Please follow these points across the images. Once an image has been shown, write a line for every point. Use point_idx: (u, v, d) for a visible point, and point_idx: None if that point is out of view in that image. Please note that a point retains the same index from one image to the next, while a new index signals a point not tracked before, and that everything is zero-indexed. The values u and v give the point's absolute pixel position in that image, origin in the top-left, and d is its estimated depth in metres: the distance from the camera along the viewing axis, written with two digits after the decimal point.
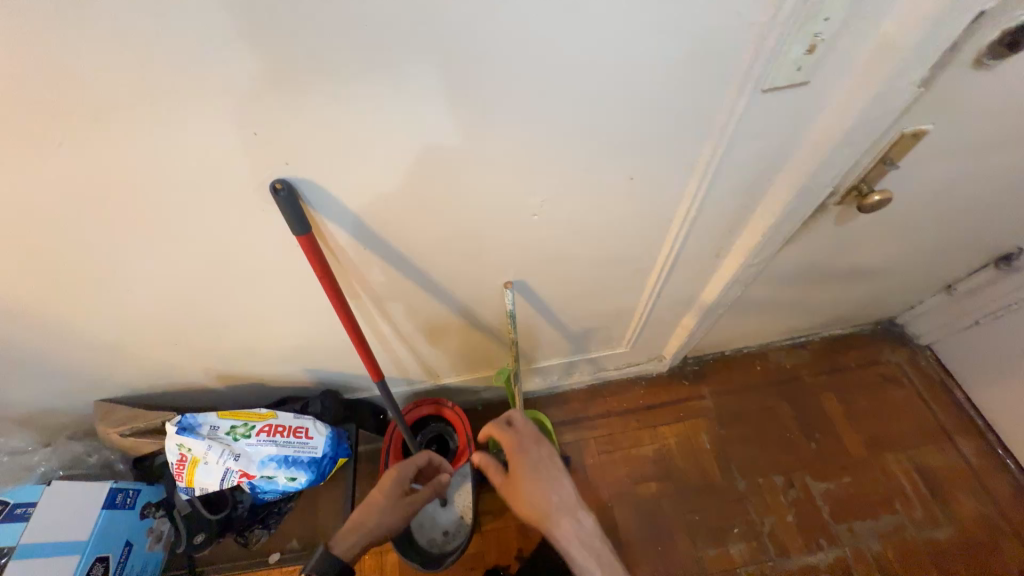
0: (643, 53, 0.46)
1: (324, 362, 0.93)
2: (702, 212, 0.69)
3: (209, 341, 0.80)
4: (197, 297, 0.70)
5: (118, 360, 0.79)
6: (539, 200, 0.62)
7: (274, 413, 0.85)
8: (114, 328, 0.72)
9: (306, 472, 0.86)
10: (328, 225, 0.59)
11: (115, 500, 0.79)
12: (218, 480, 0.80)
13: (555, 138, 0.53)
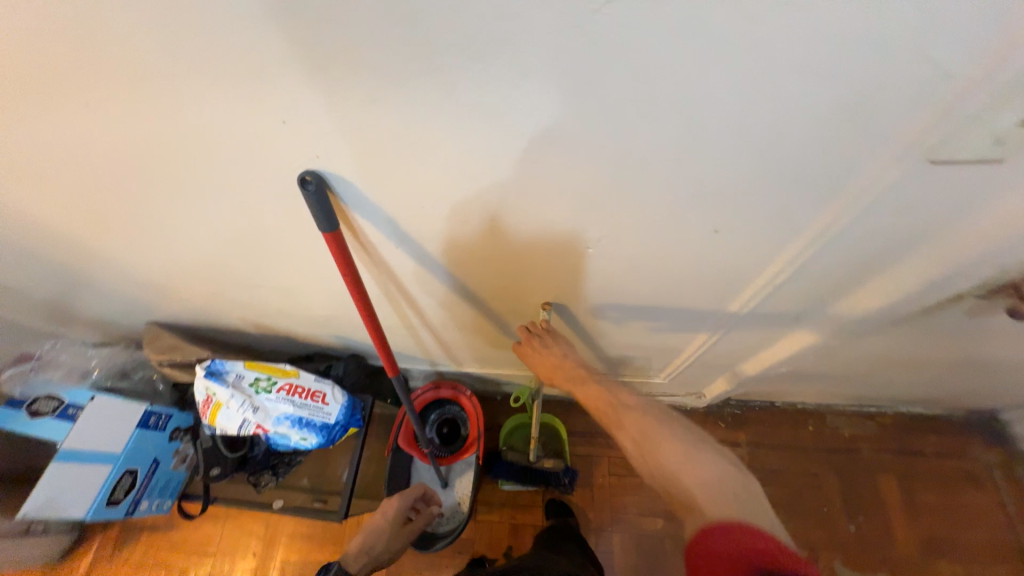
0: (785, 95, 0.35)
1: (352, 333, 0.93)
2: (790, 273, 0.57)
3: (246, 296, 0.82)
4: (237, 258, 0.70)
5: (166, 295, 0.83)
6: (598, 234, 0.55)
7: (297, 373, 0.87)
8: (163, 270, 0.75)
9: (317, 435, 0.88)
10: (363, 215, 0.54)
11: (148, 421, 0.84)
12: (237, 427, 0.83)
13: (631, 169, 0.44)
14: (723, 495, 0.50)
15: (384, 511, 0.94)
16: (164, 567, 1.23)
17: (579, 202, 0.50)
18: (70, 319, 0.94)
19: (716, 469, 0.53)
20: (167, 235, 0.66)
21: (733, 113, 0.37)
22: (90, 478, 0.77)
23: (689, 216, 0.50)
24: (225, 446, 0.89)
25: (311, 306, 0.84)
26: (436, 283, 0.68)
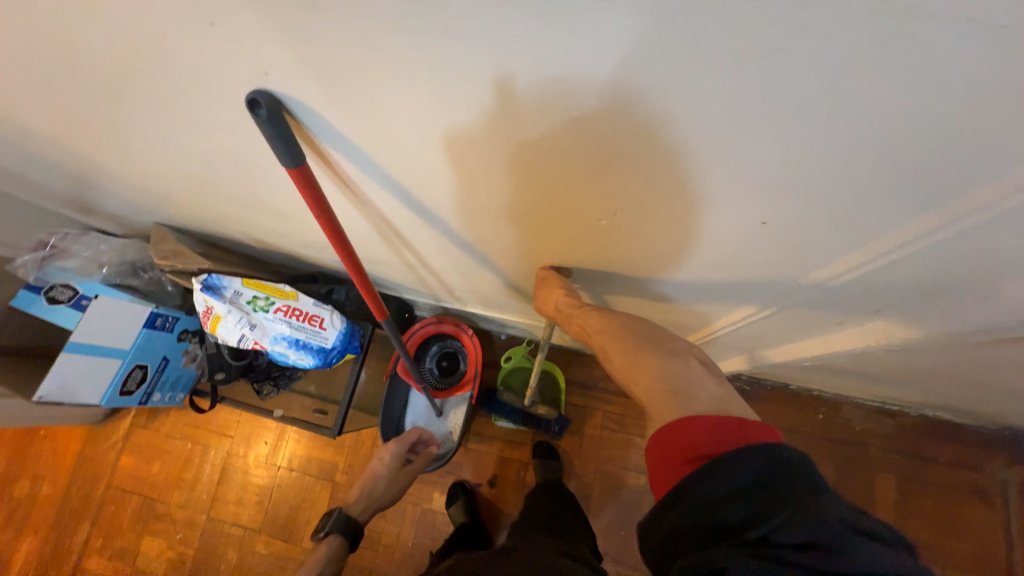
0: (912, 56, 0.27)
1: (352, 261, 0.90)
2: (826, 259, 0.52)
3: (242, 212, 0.78)
4: (223, 172, 0.65)
5: (164, 199, 0.81)
6: (614, 208, 0.52)
7: (296, 296, 0.86)
8: (154, 174, 0.71)
9: (313, 357, 0.90)
10: (335, 151, 0.49)
11: (155, 322, 0.87)
12: (235, 340, 0.85)
13: (665, 128, 0.38)
14: (663, 392, 0.50)
15: (383, 456, 1.02)
16: (190, 442, 1.38)
17: (600, 158, 0.43)
18: (81, 209, 0.94)
19: (668, 369, 0.51)
20: (145, 139, 0.60)
21: (801, 69, 0.30)
22: (99, 368, 0.81)
23: (724, 187, 0.44)
24: (229, 354, 0.92)
25: (307, 230, 0.79)
26: (434, 223, 0.63)
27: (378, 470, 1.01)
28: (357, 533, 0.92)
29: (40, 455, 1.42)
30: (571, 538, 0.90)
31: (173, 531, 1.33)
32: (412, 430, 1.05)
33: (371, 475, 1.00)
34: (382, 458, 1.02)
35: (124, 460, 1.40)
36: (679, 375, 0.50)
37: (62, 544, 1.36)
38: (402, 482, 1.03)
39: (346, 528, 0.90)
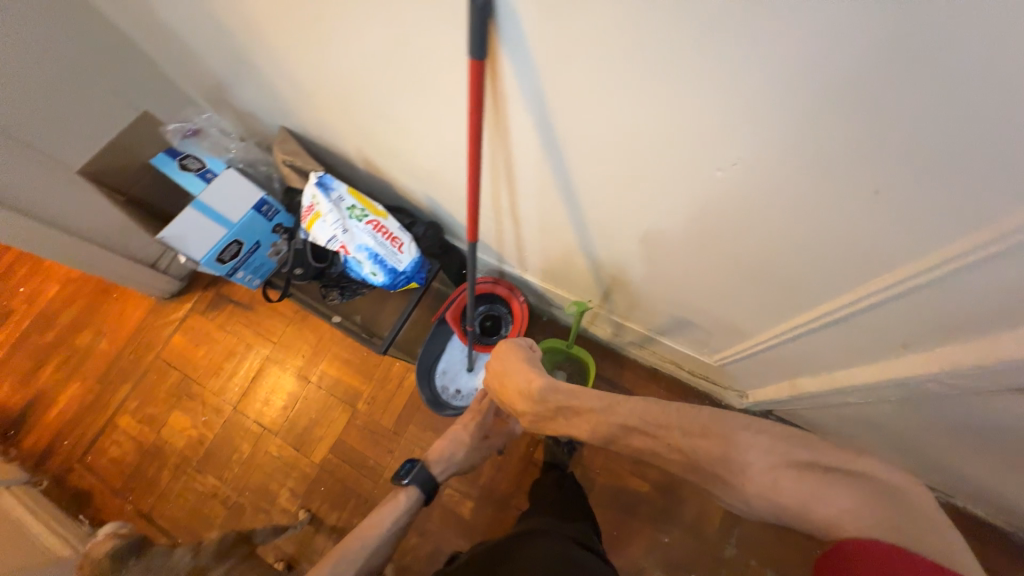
0: None
1: (440, 198, 0.99)
2: (888, 271, 0.55)
3: (365, 127, 0.89)
4: (369, 85, 0.75)
5: (302, 102, 0.93)
6: (735, 157, 0.52)
7: (386, 216, 0.95)
8: (309, 76, 0.82)
9: (384, 274, 0.97)
10: (504, 69, 0.54)
11: (261, 208, 0.98)
12: (326, 239, 0.94)
13: (790, 93, 0.43)
14: (879, 518, 0.48)
15: (466, 426, 1.09)
16: (237, 336, 1.49)
17: (737, 116, 0.47)
18: (227, 100, 1.09)
19: (860, 493, 0.50)
20: (320, 40, 0.71)
21: (956, 43, 0.33)
22: (209, 232, 0.92)
23: (833, 168, 0.47)
24: (312, 254, 1.01)
25: (416, 156, 0.89)
26: (546, 167, 0.68)
27: (460, 437, 1.08)
28: (433, 489, 1.02)
29: (108, 313, 1.57)
30: (581, 525, 0.97)
31: (200, 413, 1.42)
32: (489, 404, 1.08)
33: (450, 441, 1.07)
34: (466, 425, 1.09)
35: (176, 338, 1.52)
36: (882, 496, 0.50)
37: (104, 397, 1.49)
38: (476, 450, 1.11)
39: (422, 484, 1.00)
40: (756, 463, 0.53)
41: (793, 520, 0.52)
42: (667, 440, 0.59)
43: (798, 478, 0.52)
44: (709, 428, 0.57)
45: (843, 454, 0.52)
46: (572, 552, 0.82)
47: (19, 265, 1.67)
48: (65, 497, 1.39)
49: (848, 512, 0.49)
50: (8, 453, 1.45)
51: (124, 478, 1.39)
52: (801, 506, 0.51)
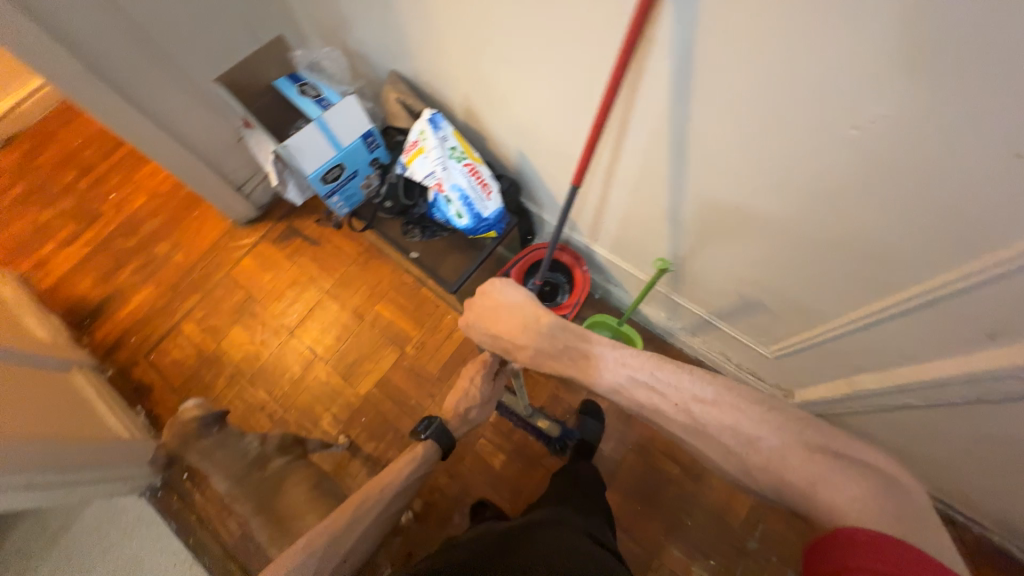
0: None
1: (533, 154, 1.05)
2: (998, 253, 0.56)
3: (480, 76, 0.96)
4: (499, 31, 0.81)
5: (423, 46, 1.00)
6: (874, 113, 0.53)
7: (481, 162, 1.02)
8: (439, 18, 0.89)
9: (468, 217, 1.03)
10: (660, 17, 0.59)
11: (367, 139, 1.05)
12: (424, 174, 1.00)
13: (956, 50, 0.44)
14: (884, 512, 0.44)
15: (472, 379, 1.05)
16: (302, 268, 1.57)
17: (884, 71, 0.49)
18: (345, 40, 1.17)
19: (870, 486, 0.45)
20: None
21: None
22: (320, 151, 1.00)
23: (984, 130, 0.48)
24: (403, 190, 1.09)
25: (523, 109, 0.95)
26: (664, 123, 0.72)
27: (470, 392, 1.04)
28: (452, 441, 1.00)
29: (188, 228, 1.68)
30: (598, 521, 0.96)
31: (259, 331, 1.51)
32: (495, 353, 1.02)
33: (461, 399, 1.04)
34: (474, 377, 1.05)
35: (246, 260, 1.62)
36: (892, 497, 0.45)
37: (174, 303, 1.59)
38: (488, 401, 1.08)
39: (444, 439, 0.99)
40: (766, 436, 0.49)
41: (793, 499, 0.47)
42: (671, 399, 0.56)
43: (807, 456, 0.47)
44: (719, 392, 0.54)
45: (851, 443, 0.49)
46: (587, 547, 0.82)
47: (116, 175, 1.82)
48: (128, 387, 1.49)
49: (855, 499, 0.44)
50: (82, 340, 1.57)
51: (182, 379, 1.48)
52: (803, 484, 0.46)
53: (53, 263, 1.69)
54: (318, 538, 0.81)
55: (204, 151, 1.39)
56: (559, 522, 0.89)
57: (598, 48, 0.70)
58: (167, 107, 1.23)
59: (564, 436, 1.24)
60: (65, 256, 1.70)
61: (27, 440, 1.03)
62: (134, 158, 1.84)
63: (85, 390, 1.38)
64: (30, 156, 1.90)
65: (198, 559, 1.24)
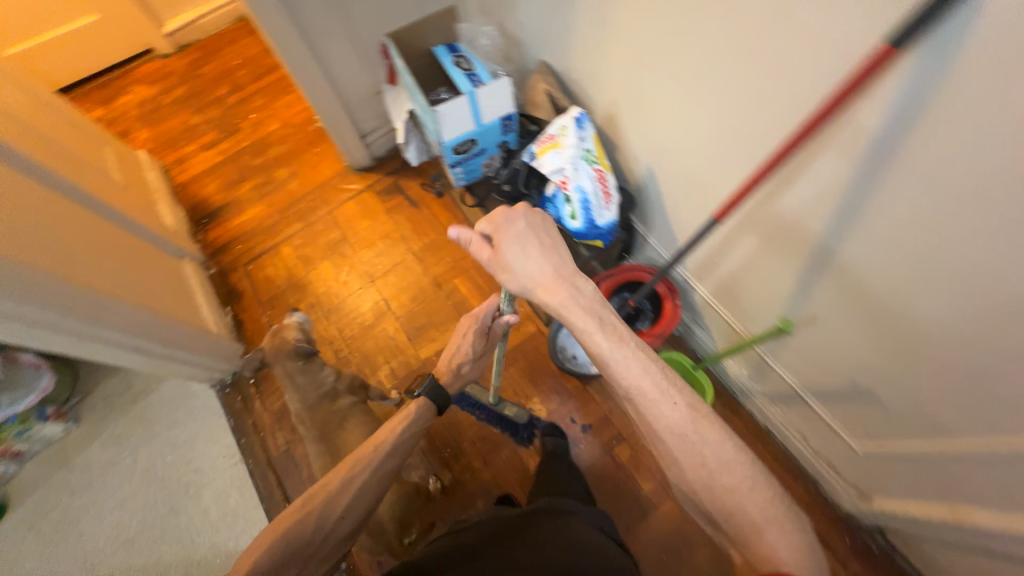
0: None
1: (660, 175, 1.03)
2: None
3: (633, 90, 0.95)
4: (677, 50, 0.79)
5: (587, 45, 1.00)
6: None
7: (610, 171, 1.02)
8: (612, 22, 0.89)
9: (582, 221, 1.02)
10: (893, 77, 0.55)
11: (505, 121, 1.07)
12: (552, 168, 1.00)
13: None
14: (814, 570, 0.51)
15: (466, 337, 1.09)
16: (396, 225, 1.65)
17: None
18: (507, 25, 1.20)
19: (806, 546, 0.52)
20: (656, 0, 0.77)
21: None
22: (462, 124, 1.03)
23: None
24: (523, 179, 1.10)
25: (668, 132, 0.92)
26: (842, 182, 0.67)
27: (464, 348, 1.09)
28: (445, 399, 1.06)
29: (307, 161, 1.82)
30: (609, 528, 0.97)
31: (343, 271, 1.60)
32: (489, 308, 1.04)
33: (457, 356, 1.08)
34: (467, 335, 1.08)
35: (350, 203, 1.72)
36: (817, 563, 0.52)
37: (278, 225, 1.73)
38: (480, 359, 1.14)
39: (437, 397, 1.04)
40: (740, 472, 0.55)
41: (741, 529, 0.53)
42: (673, 406, 0.58)
43: (769, 499, 0.54)
44: (712, 420, 0.59)
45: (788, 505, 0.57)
46: (588, 544, 0.80)
47: (260, 98, 2.00)
48: (222, 288, 1.62)
49: (792, 549, 0.51)
50: (197, 235, 1.73)
51: (269, 294, 1.59)
52: (761, 518, 0.52)
53: (191, 162, 1.89)
54: (318, 494, 0.84)
55: (345, 96, 1.50)
56: (572, 515, 0.91)
57: (790, 92, 0.65)
58: (327, 51, 1.35)
59: (530, 422, 1.28)
60: (202, 158, 1.89)
61: (130, 305, 1.14)
62: (280, 87, 2.01)
63: (189, 278, 1.52)
64: (196, 65, 2.14)
65: (242, 460, 1.33)
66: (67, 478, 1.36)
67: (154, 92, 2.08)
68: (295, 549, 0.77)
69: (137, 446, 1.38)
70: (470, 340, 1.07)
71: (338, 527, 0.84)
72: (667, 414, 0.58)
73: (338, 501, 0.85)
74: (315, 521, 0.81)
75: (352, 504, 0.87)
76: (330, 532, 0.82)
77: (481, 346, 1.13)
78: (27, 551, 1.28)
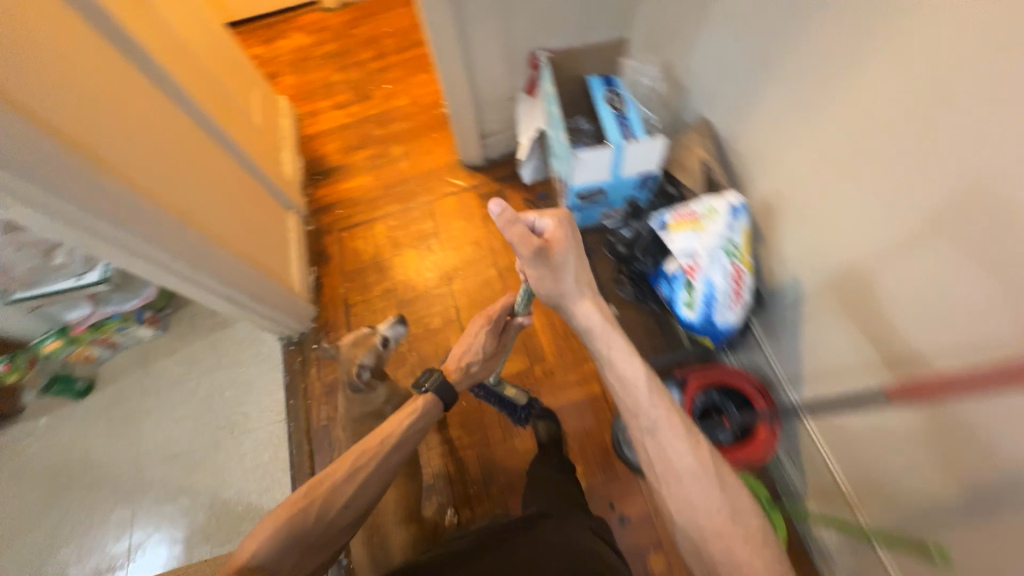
0: None
1: (829, 295, 0.85)
2: None
3: (843, 191, 0.76)
4: (965, 172, 0.58)
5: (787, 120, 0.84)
6: None
7: (750, 271, 0.87)
8: (854, 105, 0.71)
9: (698, 316, 0.89)
10: None
11: (642, 178, 0.96)
12: (684, 249, 0.87)
13: None
14: None
15: (475, 334, 1.15)
16: (489, 234, 1.60)
17: None
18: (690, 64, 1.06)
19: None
20: (947, 101, 0.59)
21: None
22: (597, 174, 0.93)
23: None
24: (642, 247, 0.99)
25: (890, 257, 0.72)
26: None
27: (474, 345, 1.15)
28: (452, 397, 1.09)
29: (424, 144, 1.82)
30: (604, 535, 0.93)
31: (426, 266, 1.59)
32: (503, 308, 1.11)
33: (467, 353, 1.14)
34: (476, 332, 1.15)
35: (451, 198, 1.69)
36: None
37: (380, 200, 1.75)
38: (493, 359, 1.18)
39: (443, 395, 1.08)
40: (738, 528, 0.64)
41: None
42: (682, 453, 0.69)
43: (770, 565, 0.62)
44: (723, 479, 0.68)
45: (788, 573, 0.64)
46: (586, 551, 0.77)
47: (399, 70, 2.03)
48: (314, 247, 1.68)
49: None
50: (307, 189, 1.81)
51: (353, 266, 1.63)
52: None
53: (321, 117, 1.98)
54: (321, 483, 0.85)
55: (480, 96, 1.46)
56: (566, 517, 0.88)
57: None
58: (477, 47, 1.30)
59: (530, 404, 1.28)
60: (331, 116, 1.97)
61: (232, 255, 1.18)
62: (419, 64, 2.03)
63: (290, 230, 1.60)
64: (352, 24, 2.22)
65: (285, 418, 1.38)
66: (144, 378, 1.51)
67: (310, 42, 2.20)
68: (295, 539, 0.77)
69: (204, 371, 1.49)
70: (480, 339, 1.12)
71: (339, 517, 0.84)
72: (680, 462, 0.68)
73: (341, 490, 0.85)
74: (316, 509, 0.81)
75: (355, 493, 0.87)
76: (332, 519, 0.82)
77: (491, 346, 1.17)
78: (97, 432, 1.45)
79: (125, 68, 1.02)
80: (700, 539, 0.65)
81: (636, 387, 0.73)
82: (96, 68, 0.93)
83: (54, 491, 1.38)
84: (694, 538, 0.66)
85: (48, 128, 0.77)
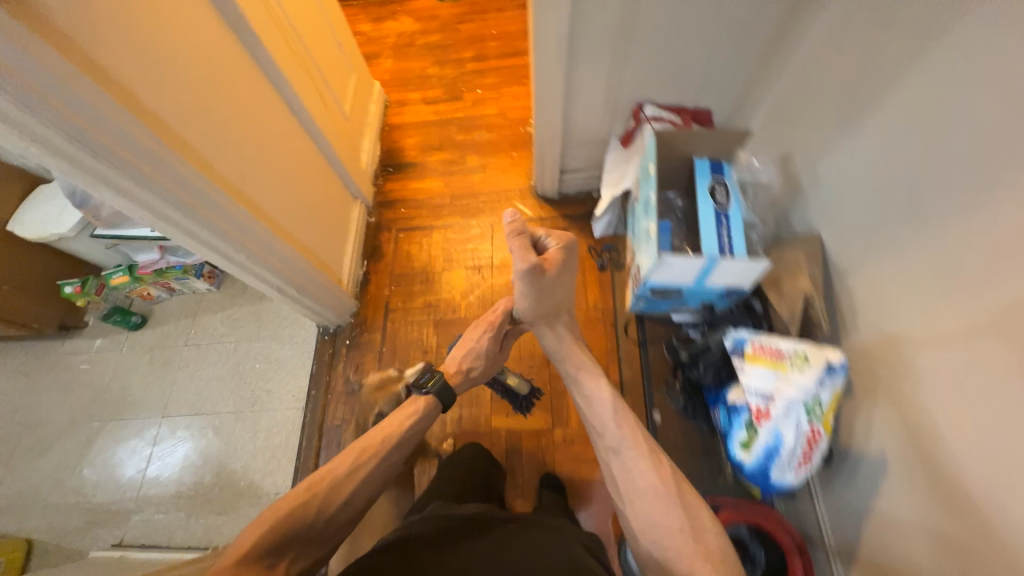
0: None
1: (924, 503, 0.70)
2: None
3: (1002, 420, 0.59)
4: None
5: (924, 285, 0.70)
6: None
7: (828, 435, 0.75)
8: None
9: (753, 463, 0.79)
10: None
11: (727, 290, 0.86)
12: (757, 390, 0.77)
13: None
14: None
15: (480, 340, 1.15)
16: None
17: None
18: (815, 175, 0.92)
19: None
20: None
21: None
22: (678, 277, 0.84)
23: None
24: (707, 363, 0.89)
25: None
26: None
27: (477, 349, 1.15)
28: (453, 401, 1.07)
29: (501, 161, 1.77)
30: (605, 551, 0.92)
31: (471, 290, 1.54)
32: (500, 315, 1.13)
33: (470, 356, 1.14)
34: (479, 337, 1.14)
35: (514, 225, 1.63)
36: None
37: (444, 208, 1.72)
38: (495, 361, 1.18)
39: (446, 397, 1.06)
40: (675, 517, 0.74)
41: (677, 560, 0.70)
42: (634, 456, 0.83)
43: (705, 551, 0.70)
44: (668, 475, 0.80)
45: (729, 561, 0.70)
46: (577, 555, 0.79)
47: (496, 78, 1.97)
48: (370, 241, 1.68)
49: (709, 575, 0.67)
50: (377, 180, 1.81)
51: (402, 271, 1.61)
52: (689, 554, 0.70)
53: (408, 108, 1.96)
54: (322, 479, 0.82)
55: (570, 135, 1.38)
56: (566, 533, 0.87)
57: None
58: (580, 89, 1.22)
59: (531, 393, 1.30)
60: (418, 110, 1.96)
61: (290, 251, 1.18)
62: (517, 75, 1.96)
63: (352, 221, 1.60)
64: (460, 18, 2.18)
65: (302, 407, 1.41)
66: (190, 328, 1.59)
67: (416, 28, 2.19)
68: (296, 533, 0.73)
69: (243, 337, 1.54)
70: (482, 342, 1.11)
71: (339, 514, 0.81)
72: (634, 459, 0.83)
73: (342, 488, 0.82)
74: (317, 506, 0.78)
75: (356, 488, 0.84)
76: (331, 517, 0.79)
77: (494, 350, 1.17)
78: (138, 368, 1.54)
79: (230, 47, 1.02)
80: (657, 540, 0.73)
81: (605, 413, 0.90)
82: (201, 45, 0.93)
83: (91, 413, 1.49)
84: (659, 558, 0.73)
85: (136, 112, 0.75)
